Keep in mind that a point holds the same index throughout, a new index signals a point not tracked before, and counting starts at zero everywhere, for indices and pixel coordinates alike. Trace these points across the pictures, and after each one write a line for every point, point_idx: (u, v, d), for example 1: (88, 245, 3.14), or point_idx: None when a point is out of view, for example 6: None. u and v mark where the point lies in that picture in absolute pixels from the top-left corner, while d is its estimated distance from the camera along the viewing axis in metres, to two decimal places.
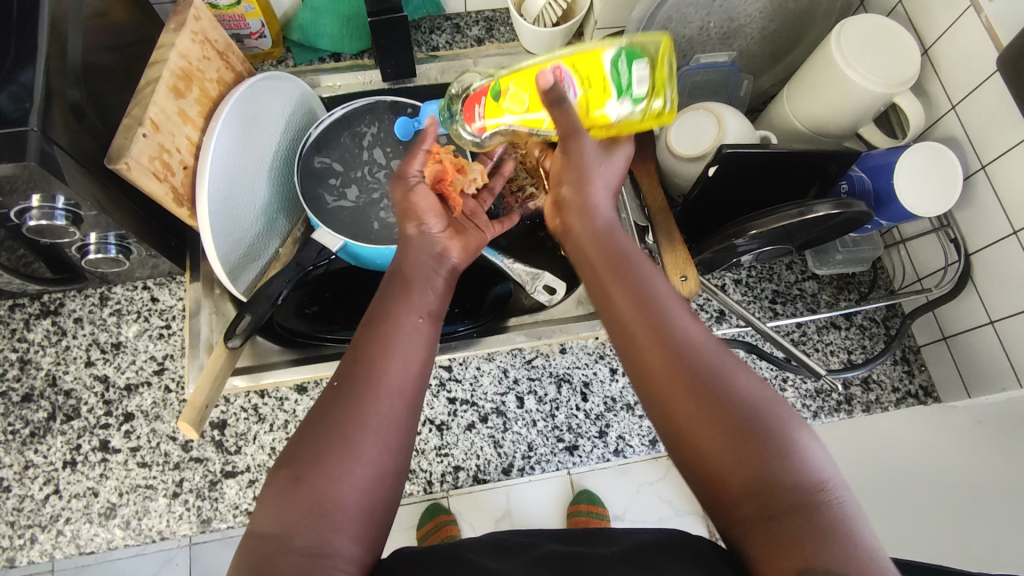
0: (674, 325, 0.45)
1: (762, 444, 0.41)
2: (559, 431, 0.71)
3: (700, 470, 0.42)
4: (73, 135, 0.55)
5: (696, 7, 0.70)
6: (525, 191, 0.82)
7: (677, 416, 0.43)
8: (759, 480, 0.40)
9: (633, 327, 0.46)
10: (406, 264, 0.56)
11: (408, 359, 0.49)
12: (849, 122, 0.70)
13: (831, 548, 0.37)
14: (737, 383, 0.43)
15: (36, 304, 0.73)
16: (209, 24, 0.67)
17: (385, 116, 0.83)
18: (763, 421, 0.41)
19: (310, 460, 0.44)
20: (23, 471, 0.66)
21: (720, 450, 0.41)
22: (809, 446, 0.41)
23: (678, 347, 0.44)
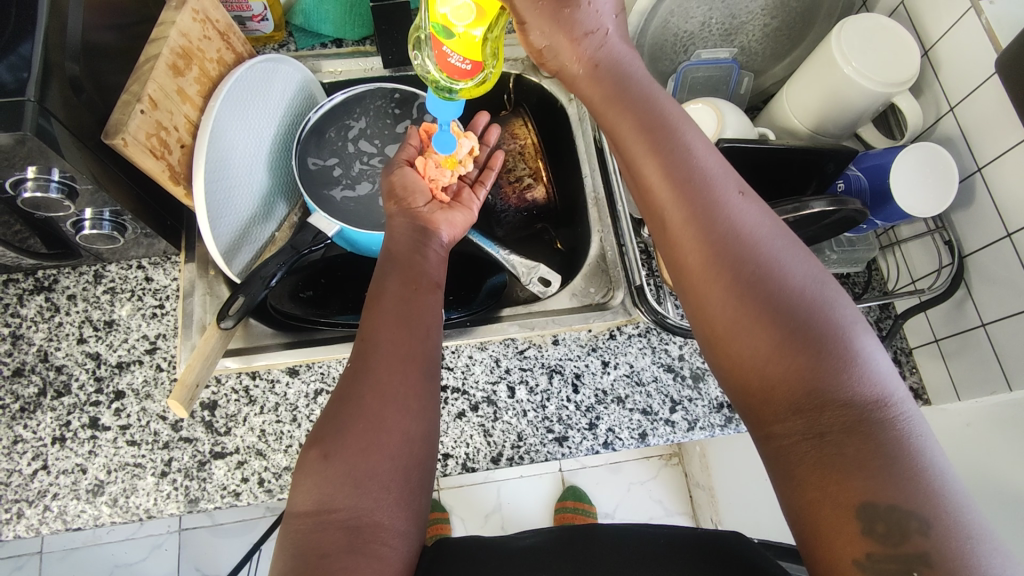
0: (723, 220, 0.45)
1: (815, 352, 0.41)
2: (550, 421, 0.70)
3: (747, 381, 0.43)
4: (70, 108, 0.55)
5: (698, 2, 0.70)
6: (522, 181, 0.84)
7: (726, 322, 0.44)
8: (813, 391, 0.40)
9: (681, 234, 0.46)
10: (395, 246, 0.62)
11: (414, 328, 0.54)
12: (847, 120, 0.70)
13: (891, 475, 0.37)
14: (801, 291, 0.43)
15: (30, 280, 0.73)
16: (210, 4, 0.67)
17: (369, 106, 0.84)
18: (821, 329, 0.42)
19: (336, 438, 0.47)
20: (11, 445, 0.66)
21: (772, 353, 0.42)
22: (874, 361, 0.41)
23: (737, 252, 0.44)
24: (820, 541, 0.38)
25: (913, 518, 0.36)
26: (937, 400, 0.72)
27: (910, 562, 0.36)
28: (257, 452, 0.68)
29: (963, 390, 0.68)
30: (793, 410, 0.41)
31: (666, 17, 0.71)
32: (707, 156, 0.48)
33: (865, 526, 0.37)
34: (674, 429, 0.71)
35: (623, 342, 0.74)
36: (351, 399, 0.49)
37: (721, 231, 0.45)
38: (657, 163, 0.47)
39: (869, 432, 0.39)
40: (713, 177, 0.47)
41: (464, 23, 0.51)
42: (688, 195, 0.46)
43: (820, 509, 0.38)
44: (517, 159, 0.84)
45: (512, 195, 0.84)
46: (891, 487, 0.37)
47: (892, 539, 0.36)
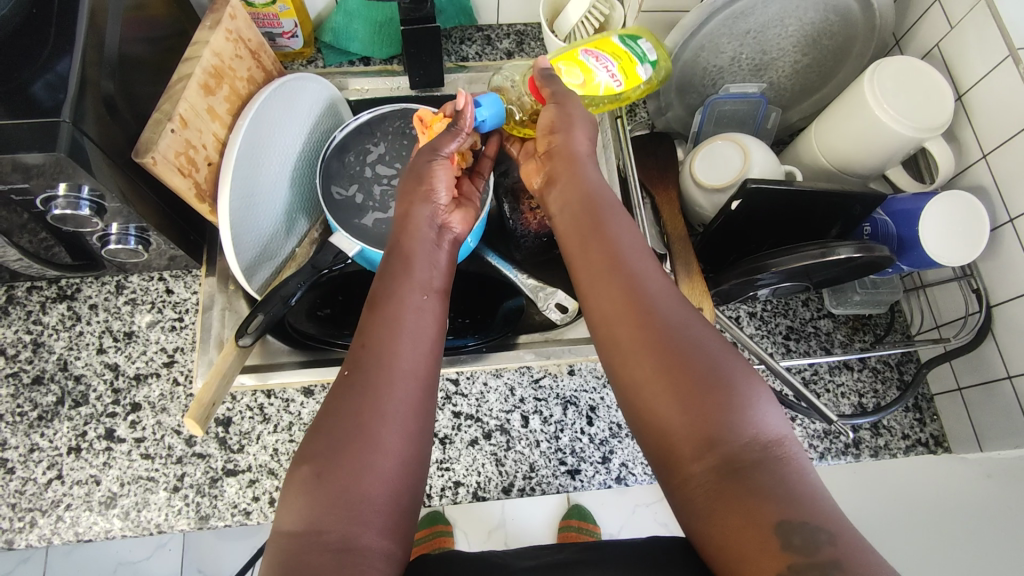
0: (637, 279, 0.49)
1: (716, 395, 0.43)
2: (563, 453, 0.70)
3: (660, 429, 0.44)
4: (103, 127, 0.56)
5: (730, 38, 0.69)
6: (544, 208, 0.81)
7: (643, 371, 0.46)
8: (714, 431, 0.42)
9: (611, 288, 0.49)
10: (408, 240, 0.59)
11: (418, 340, 0.53)
12: (875, 162, 0.69)
13: (793, 495, 0.40)
14: (705, 341, 0.46)
15: (53, 288, 0.73)
16: (244, 23, 0.68)
17: (382, 134, 0.82)
18: (726, 372, 0.44)
19: (331, 456, 0.47)
20: (28, 453, 0.67)
21: (676, 402, 0.44)
22: (766, 400, 0.44)
23: (650, 306, 0.47)
24: (745, 569, 0.39)
25: (822, 530, 0.38)
26: (957, 448, 0.71)
27: (827, 570, 0.37)
28: (269, 471, 0.68)
29: (985, 441, 0.67)
30: (704, 450, 0.42)
31: (697, 52, 0.70)
32: (633, 230, 0.53)
33: (784, 543, 0.38)
34: None
35: None
36: (348, 416, 0.49)
37: (641, 285, 0.49)
38: (592, 231, 0.53)
39: (772, 461, 0.41)
40: (629, 246, 0.51)
41: (578, 82, 0.64)
42: (608, 260, 0.51)
43: (740, 537, 0.39)
44: None
45: (532, 220, 0.82)
46: (797, 508, 0.39)
47: (808, 550, 0.38)
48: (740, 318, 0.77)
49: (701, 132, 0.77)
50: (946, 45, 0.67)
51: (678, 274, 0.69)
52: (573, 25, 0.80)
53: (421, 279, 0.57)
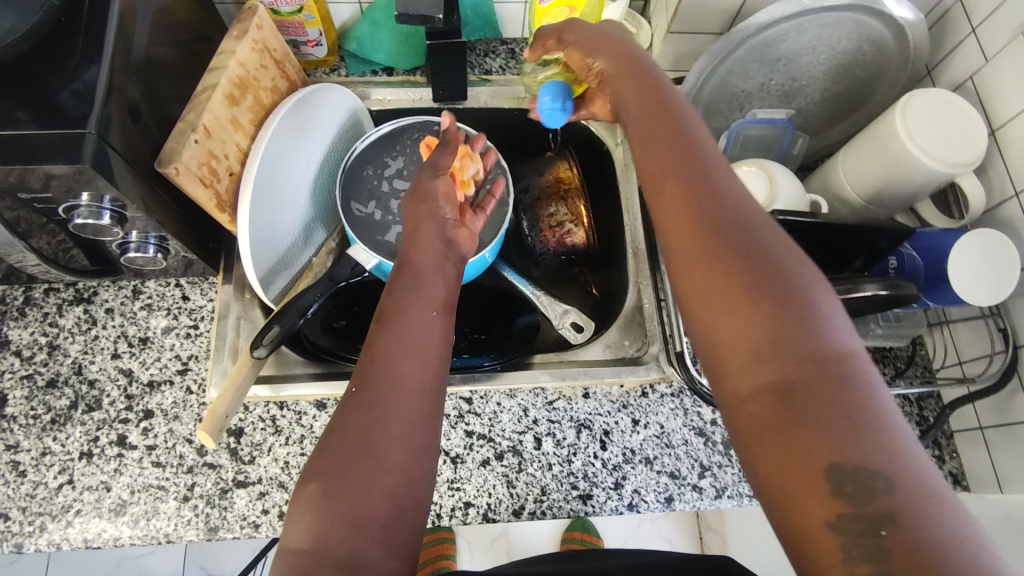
0: (703, 177, 0.45)
1: (778, 306, 0.39)
2: (574, 477, 0.69)
3: (715, 338, 0.41)
4: (128, 138, 0.55)
5: (760, 64, 0.68)
6: (562, 227, 0.83)
7: (706, 275, 0.42)
8: (774, 342, 0.39)
9: (677, 190, 0.45)
10: (415, 256, 0.57)
11: (426, 354, 0.51)
12: (903, 194, 0.68)
13: (855, 427, 0.35)
14: (784, 252, 0.42)
15: (71, 290, 0.74)
16: (270, 33, 0.67)
17: (400, 147, 0.81)
18: (794, 284, 0.40)
19: (338, 472, 0.45)
20: (40, 457, 0.67)
21: (734, 307, 0.40)
22: (836, 321, 0.40)
23: (714, 206, 0.43)
24: (787, 501, 0.36)
25: (878, 474, 0.34)
26: (976, 489, 0.69)
27: (877, 521, 0.33)
28: (279, 484, 0.67)
29: (1007, 483, 0.66)
30: (760, 360, 0.39)
31: (726, 77, 0.70)
32: (702, 132, 0.49)
33: (834, 485, 0.34)
34: (701, 496, 0.69)
35: (655, 401, 0.73)
36: (355, 431, 0.46)
37: (711, 190, 0.44)
38: (654, 136, 0.49)
39: (841, 388, 0.37)
40: (696, 144, 0.47)
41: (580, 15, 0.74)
42: (671, 157, 0.47)
43: (784, 465, 0.36)
44: (559, 203, 0.83)
45: (551, 237, 0.84)
46: (864, 441, 0.35)
47: (860, 498, 0.34)
48: None
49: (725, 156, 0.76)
50: (981, 79, 0.66)
51: None
52: None
53: (429, 296, 0.54)
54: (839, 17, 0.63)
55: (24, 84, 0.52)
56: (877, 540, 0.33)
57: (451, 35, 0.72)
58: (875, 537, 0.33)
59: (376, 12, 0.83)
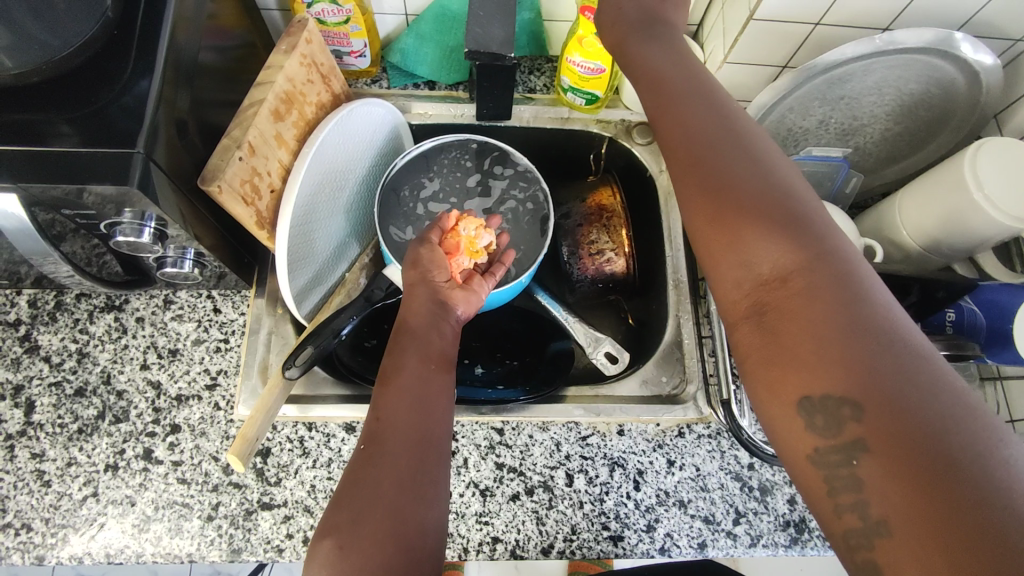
0: (693, 120, 0.49)
1: (758, 236, 0.43)
2: (606, 517, 0.67)
3: (714, 273, 0.45)
4: (174, 155, 0.54)
5: (821, 101, 0.67)
6: (603, 254, 0.80)
7: (702, 228, 0.46)
8: (755, 272, 0.43)
9: (681, 149, 0.48)
10: (411, 320, 0.57)
11: (430, 410, 0.52)
12: (965, 246, 0.65)
13: (826, 348, 0.38)
14: (775, 187, 0.44)
15: (103, 297, 0.73)
16: (318, 48, 0.66)
17: (437, 169, 0.80)
18: (778, 214, 0.43)
19: (350, 527, 0.45)
20: (65, 467, 0.66)
21: (720, 242, 0.44)
22: (823, 242, 0.42)
23: (700, 147, 0.47)
24: (779, 433, 0.41)
25: (848, 405, 0.37)
26: None
27: (850, 452, 0.37)
28: (305, 508, 0.66)
29: None
30: (747, 289, 0.43)
31: (784, 113, 0.68)
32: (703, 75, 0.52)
33: (808, 421, 0.38)
34: (735, 544, 0.67)
35: (691, 442, 0.71)
36: (364, 488, 0.47)
37: (712, 146, 0.47)
38: (668, 97, 0.51)
39: (827, 319, 0.39)
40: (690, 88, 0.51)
41: None
42: (664, 105, 0.51)
43: (770, 389, 0.41)
44: (600, 230, 0.80)
45: (590, 265, 0.80)
46: (840, 371, 0.37)
47: (833, 430, 0.37)
48: None
49: None
50: None
51: None
52: None
53: (430, 350, 0.56)
54: (907, 59, 0.61)
55: (74, 97, 0.51)
56: (852, 469, 0.36)
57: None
58: (850, 466, 0.37)
59: (422, 26, 0.81)
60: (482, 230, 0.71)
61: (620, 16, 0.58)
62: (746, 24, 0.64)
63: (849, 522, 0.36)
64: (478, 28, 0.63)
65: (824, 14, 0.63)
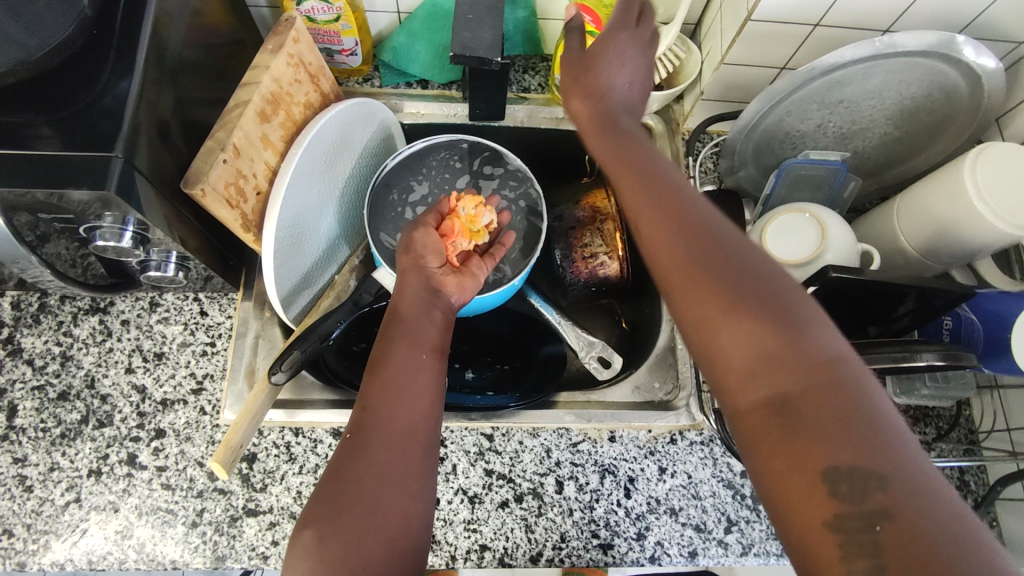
0: (676, 189, 0.45)
1: (766, 309, 0.39)
2: (596, 525, 0.66)
3: (712, 344, 0.40)
4: (156, 158, 0.53)
5: (819, 106, 0.65)
6: (596, 258, 0.78)
7: (695, 314, 0.41)
8: (764, 347, 0.38)
9: (657, 227, 0.44)
10: (402, 307, 0.58)
11: (417, 402, 0.50)
12: (963, 253, 0.64)
13: (850, 427, 0.35)
14: (768, 268, 0.41)
15: (87, 299, 0.72)
16: (306, 47, 0.65)
17: (426, 171, 0.78)
18: (778, 293, 0.40)
19: (332, 517, 0.44)
20: (47, 472, 0.65)
21: (722, 309, 0.40)
22: (819, 327, 0.39)
23: (687, 214, 0.44)
24: (789, 511, 0.35)
25: (872, 475, 0.33)
26: None
27: (872, 517, 0.33)
28: (291, 515, 0.65)
29: None
30: (756, 364, 0.38)
31: (782, 117, 0.67)
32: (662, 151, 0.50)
33: (831, 488, 0.34)
34: (727, 552, 0.66)
35: (683, 449, 0.70)
36: (348, 479, 0.45)
37: (691, 226, 0.43)
38: (634, 175, 0.47)
39: (839, 407, 0.36)
40: (663, 159, 0.48)
41: None
42: (631, 167, 0.48)
43: (788, 467, 0.35)
44: (594, 234, 0.78)
45: (583, 269, 0.79)
46: (863, 453, 0.34)
47: (855, 497, 0.33)
48: None
49: (773, 195, 0.72)
50: None
51: None
52: None
53: (422, 340, 0.55)
54: (908, 63, 0.60)
55: (52, 98, 0.50)
56: (874, 536, 0.32)
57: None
58: (872, 533, 0.32)
59: (414, 23, 0.80)
60: (480, 207, 0.71)
61: (579, 82, 0.54)
62: (743, 25, 0.63)
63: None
64: (466, 32, 0.61)
65: (823, 15, 0.61)
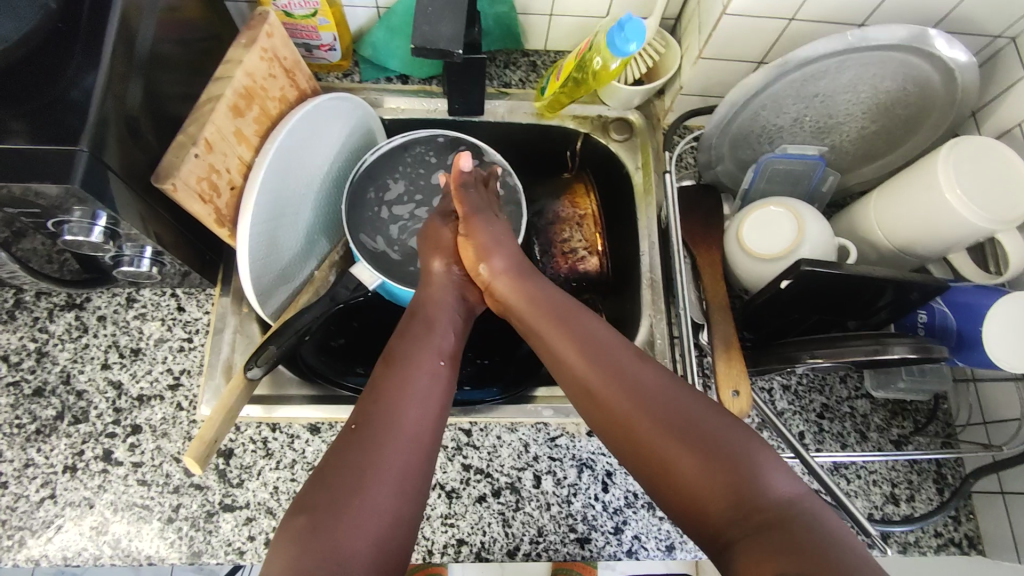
0: (623, 364, 0.50)
1: (717, 453, 0.44)
2: (573, 519, 0.67)
3: (683, 489, 0.44)
4: (125, 153, 0.52)
5: (795, 100, 0.65)
6: (576, 253, 0.81)
7: (650, 469, 0.46)
8: (729, 487, 0.42)
9: (601, 392, 0.50)
10: (430, 307, 0.60)
11: (427, 408, 0.50)
12: (938, 247, 0.64)
13: (814, 551, 0.38)
14: (710, 416, 0.46)
15: (63, 295, 0.71)
16: (281, 41, 0.64)
17: (402, 169, 0.78)
18: (722, 433, 0.45)
19: (327, 506, 0.43)
20: (22, 468, 0.64)
21: (682, 459, 0.44)
22: (770, 466, 0.44)
23: (636, 382, 0.49)
24: None
25: (810, 572, 0.37)
26: (993, 553, 0.66)
27: None
28: (267, 510, 0.65)
29: None
30: (728, 506, 0.42)
31: (758, 111, 0.67)
32: (600, 322, 0.55)
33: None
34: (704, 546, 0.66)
35: None
36: (351, 469, 0.45)
37: (622, 377, 0.49)
38: (566, 325, 0.54)
39: (797, 530, 0.40)
40: (598, 324, 0.54)
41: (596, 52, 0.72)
42: (564, 319, 0.55)
43: None
44: (573, 229, 0.82)
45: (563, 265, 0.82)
46: (817, 567, 0.37)
47: None
48: (774, 391, 0.72)
49: (751, 190, 0.72)
50: None
51: (714, 349, 0.65)
52: (624, 61, 0.76)
53: (438, 344, 0.55)
54: (882, 57, 0.60)
55: (18, 93, 0.50)
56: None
57: (470, 51, 0.68)
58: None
59: (394, 18, 0.79)
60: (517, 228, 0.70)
61: (483, 250, 0.62)
62: (718, 18, 0.63)
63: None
64: (426, 25, 0.61)
65: (797, 10, 0.62)
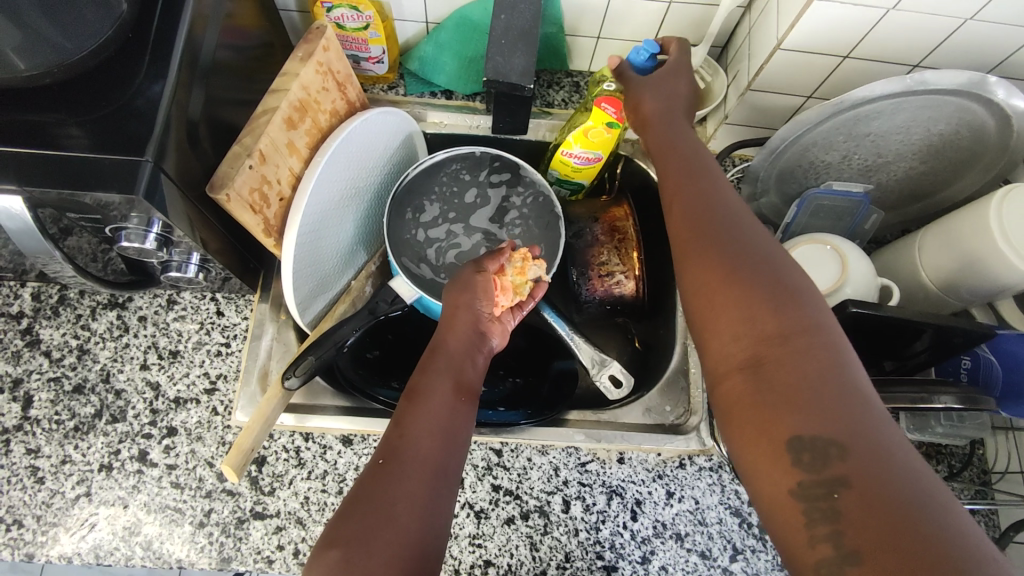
0: (715, 202, 0.51)
1: (767, 296, 0.44)
2: (601, 547, 0.66)
3: (716, 331, 0.46)
4: (184, 161, 0.53)
5: (846, 137, 0.65)
6: (613, 276, 0.78)
7: (699, 300, 0.47)
8: (758, 329, 0.43)
9: (679, 227, 0.52)
10: (450, 342, 0.56)
11: (453, 442, 0.49)
12: (986, 294, 0.63)
13: (811, 413, 0.39)
14: (778, 264, 0.46)
15: (106, 294, 0.72)
16: (335, 56, 0.65)
17: (438, 188, 0.78)
18: (772, 274, 0.45)
19: (357, 537, 0.42)
20: (59, 465, 0.65)
21: (731, 298, 0.45)
22: (811, 312, 0.43)
23: (717, 216, 0.50)
24: (758, 471, 0.40)
25: (833, 445, 0.38)
26: None
27: (832, 486, 0.37)
28: (297, 520, 0.65)
29: None
30: (752, 344, 0.43)
31: (808, 146, 0.66)
32: (711, 162, 0.56)
33: (793, 456, 0.39)
34: None
35: (692, 474, 0.70)
36: (379, 503, 0.44)
37: (708, 213, 0.51)
38: (676, 173, 0.55)
39: (808, 372, 0.41)
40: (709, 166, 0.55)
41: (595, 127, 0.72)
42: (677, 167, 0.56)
43: (759, 440, 0.41)
44: (611, 251, 0.79)
45: (599, 286, 0.79)
46: (827, 432, 0.38)
47: (817, 464, 0.38)
48: None
49: (793, 224, 0.71)
50: None
51: None
52: None
53: (463, 376, 0.54)
54: (938, 100, 0.59)
55: (85, 100, 0.51)
56: (832, 501, 0.37)
57: None
58: (831, 500, 0.37)
59: (443, 34, 0.79)
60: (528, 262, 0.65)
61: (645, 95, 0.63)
62: (772, 53, 0.63)
63: (822, 552, 0.36)
64: None
65: (853, 48, 0.61)
